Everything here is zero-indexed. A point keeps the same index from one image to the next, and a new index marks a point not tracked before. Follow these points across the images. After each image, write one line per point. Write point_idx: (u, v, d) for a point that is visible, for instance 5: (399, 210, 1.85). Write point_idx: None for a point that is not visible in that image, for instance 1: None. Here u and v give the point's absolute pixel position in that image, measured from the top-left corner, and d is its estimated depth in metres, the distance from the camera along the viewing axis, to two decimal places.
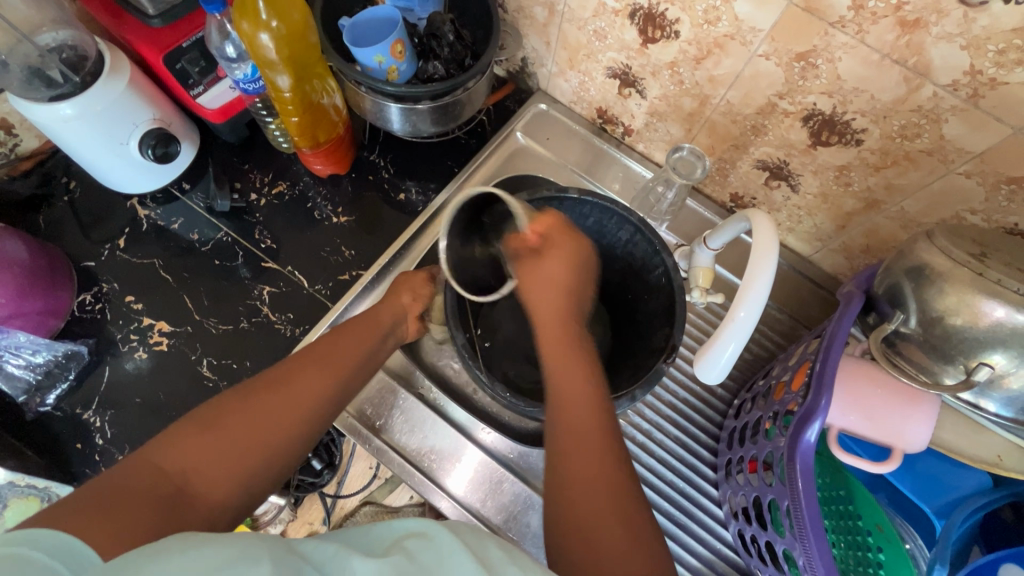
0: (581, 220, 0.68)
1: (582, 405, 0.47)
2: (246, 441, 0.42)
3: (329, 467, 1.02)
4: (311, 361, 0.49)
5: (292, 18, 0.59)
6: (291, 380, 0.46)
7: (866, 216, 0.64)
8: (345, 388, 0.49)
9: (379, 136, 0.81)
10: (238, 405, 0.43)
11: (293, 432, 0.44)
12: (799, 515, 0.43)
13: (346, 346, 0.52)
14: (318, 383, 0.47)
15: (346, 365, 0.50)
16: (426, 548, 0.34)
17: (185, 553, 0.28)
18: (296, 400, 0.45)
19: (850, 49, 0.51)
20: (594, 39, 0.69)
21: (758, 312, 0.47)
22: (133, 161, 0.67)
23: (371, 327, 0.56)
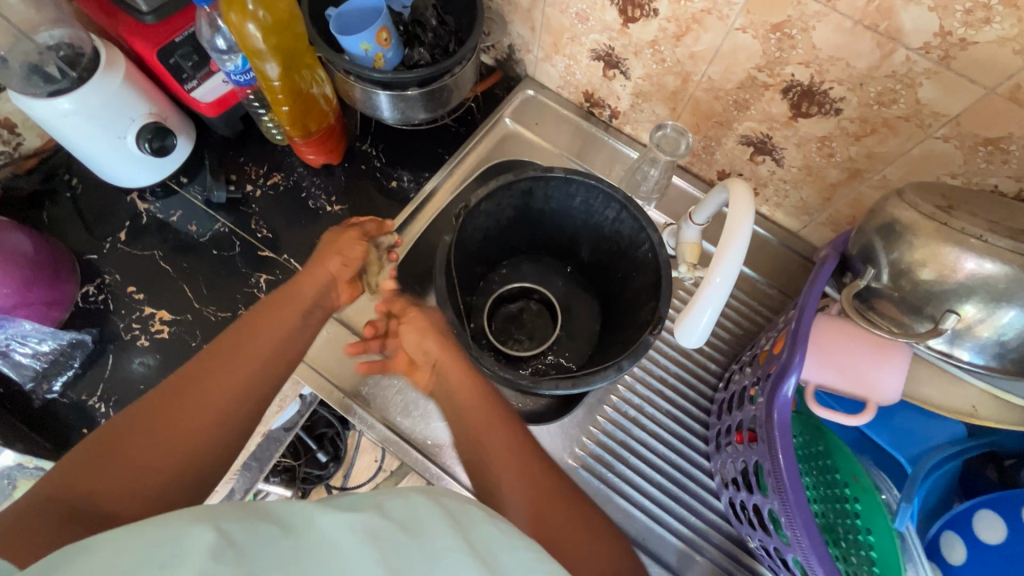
0: (568, 200, 0.69)
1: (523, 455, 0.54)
2: (179, 433, 0.45)
3: (334, 459, 1.07)
4: (227, 357, 0.51)
5: (279, 8, 0.60)
6: (208, 374, 0.49)
7: (850, 186, 0.64)
8: (262, 371, 0.52)
9: (371, 126, 0.82)
10: (157, 405, 0.46)
11: (208, 427, 0.46)
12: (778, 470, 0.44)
13: (263, 334, 0.55)
14: (234, 373, 0.50)
15: (263, 352, 0.53)
16: (402, 505, 0.34)
17: (117, 545, 0.28)
18: (214, 388, 0.48)
19: (822, 17, 0.51)
20: (577, 22, 0.70)
21: (734, 275, 0.48)
22: (130, 154, 0.69)
23: (289, 308, 0.59)
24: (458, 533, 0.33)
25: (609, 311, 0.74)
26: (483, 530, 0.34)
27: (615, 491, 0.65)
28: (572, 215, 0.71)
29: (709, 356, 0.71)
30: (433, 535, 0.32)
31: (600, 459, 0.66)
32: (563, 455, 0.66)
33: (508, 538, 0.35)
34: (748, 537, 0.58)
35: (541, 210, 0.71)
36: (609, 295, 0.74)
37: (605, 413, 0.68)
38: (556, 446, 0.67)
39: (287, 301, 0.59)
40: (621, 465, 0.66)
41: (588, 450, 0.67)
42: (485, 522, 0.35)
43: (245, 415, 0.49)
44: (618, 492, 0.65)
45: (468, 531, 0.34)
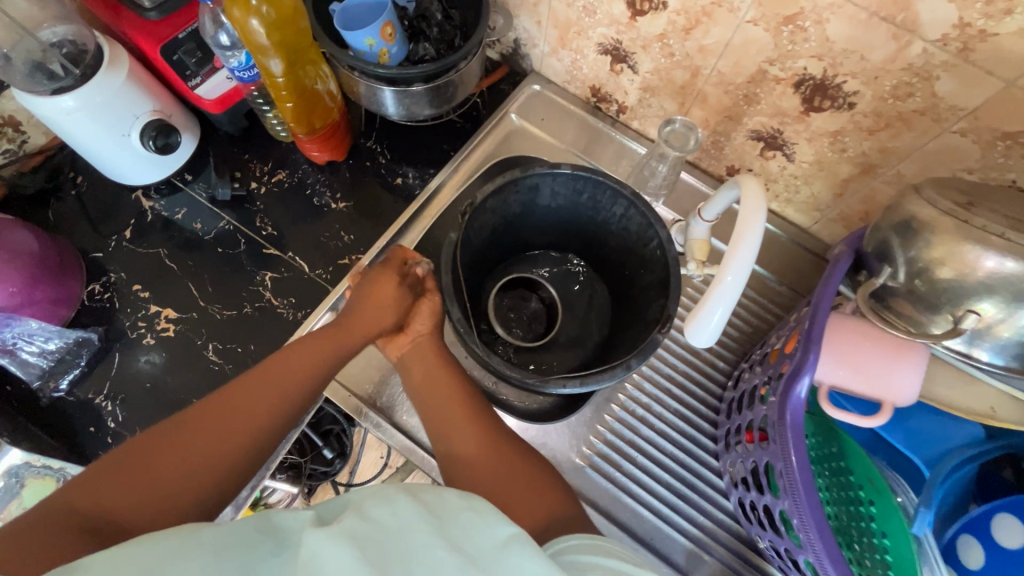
0: (576, 197, 0.68)
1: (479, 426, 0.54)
2: (202, 453, 0.45)
3: (340, 456, 1.07)
4: (261, 381, 0.50)
5: (282, 3, 0.60)
6: (241, 398, 0.49)
7: (862, 181, 0.63)
8: (294, 397, 0.51)
9: (376, 123, 0.82)
10: (186, 423, 0.46)
11: (227, 457, 0.45)
12: (791, 473, 0.43)
13: (304, 360, 0.54)
14: (267, 398, 0.50)
15: (299, 379, 0.52)
16: (380, 505, 0.34)
17: (119, 554, 0.30)
18: (242, 414, 0.48)
19: (836, 9, 0.50)
20: (584, 16, 0.69)
21: (746, 274, 0.47)
22: (134, 152, 0.69)
23: (339, 337, 0.57)
24: (436, 528, 0.33)
25: (617, 309, 0.73)
26: (463, 519, 0.34)
27: (623, 491, 0.64)
28: (579, 212, 0.70)
29: (718, 354, 0.70)
30: (409, 532, 0.32)
31: (607, 458, 0.66)
32: (570, 454, 0.66)
33: (488, 522, 0.34)
34: (758, 538, 0.57)
35: (548, 207, 0.70)
36: (618, 293, 0.73)
37: (612, 412, 0.68)
38: (562, 445, 0.66)
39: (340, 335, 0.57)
40: (628, 464, 0.65)
41: (595, 449, 0.66)
42: (466, 510, 0.35)
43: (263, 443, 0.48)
44: (626, 491, 0.64)
45: (447, 524, 0.33)
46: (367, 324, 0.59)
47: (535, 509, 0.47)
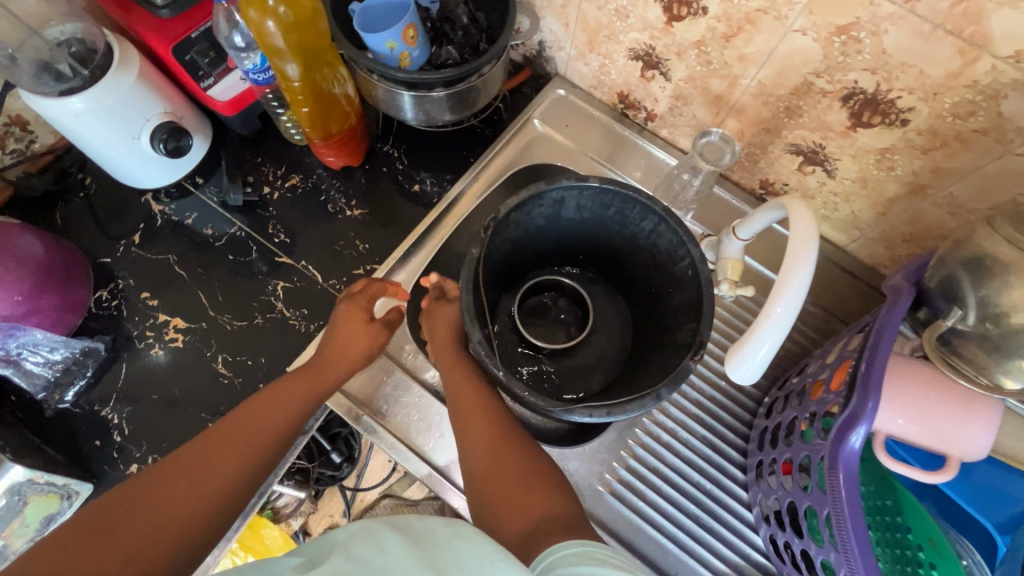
0: (603, 211, 0.65)
1: (496, 441, 0.54)
2: (173, 507, 0.44)
3: (348, 460, 1.05)
4: (240, 427, 0.52)
5: (301, 3, 0.57)
6: (210, 452, 0.49)
7: (909, 202, 0.59)
8: (271, 449, 0.52)
9: (393, 126, 0.79)
10: (165, 474, 0.46)
11: (213, 499, 0.46)
12: (843, 524, 0.40)
13: (270, 414, 0.54)
14: (234, 451, 0.50)
15: (268, 431, 0.53)
16: (365, 544, 0.35)
17: None
18: (214, 465, 0.48)
19: (897, 20, 0.47)
20: (615, 19, 0.66)
21: (796, 307, 0.44)
22: (144, 155, 0.66)
23: (307, 385, 0.58)
24: (424, 562, 0.34)
25: (642, 329, 0.70)
26: (451, 545, 0.35)
27: (645, 521, 0.61)
28: (606, 226, 0.67)
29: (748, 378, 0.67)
30: (396, 566, 0.34)
31: (630, 486, 0.63)
32: (591, 481, 0.63)
33: (475, 545, 0.35)
34: None
35: (572, 220, 0.67)
36: (641, 310, 0.70)
37: (636, 437, 0.65)
38: (583, 470, 0.63)
39: (307, 382, 0.58)
40: (652, 492, 0.62)
41: (617, 476, 0.63)
42: (453, 537, 0.36)
43: (248, 483, 0.49)
44: (649, 521, 0.61)
45: (433, 553, 0.35)
46: (336, 369, 0.60)
47: (530, 511, 0.47)
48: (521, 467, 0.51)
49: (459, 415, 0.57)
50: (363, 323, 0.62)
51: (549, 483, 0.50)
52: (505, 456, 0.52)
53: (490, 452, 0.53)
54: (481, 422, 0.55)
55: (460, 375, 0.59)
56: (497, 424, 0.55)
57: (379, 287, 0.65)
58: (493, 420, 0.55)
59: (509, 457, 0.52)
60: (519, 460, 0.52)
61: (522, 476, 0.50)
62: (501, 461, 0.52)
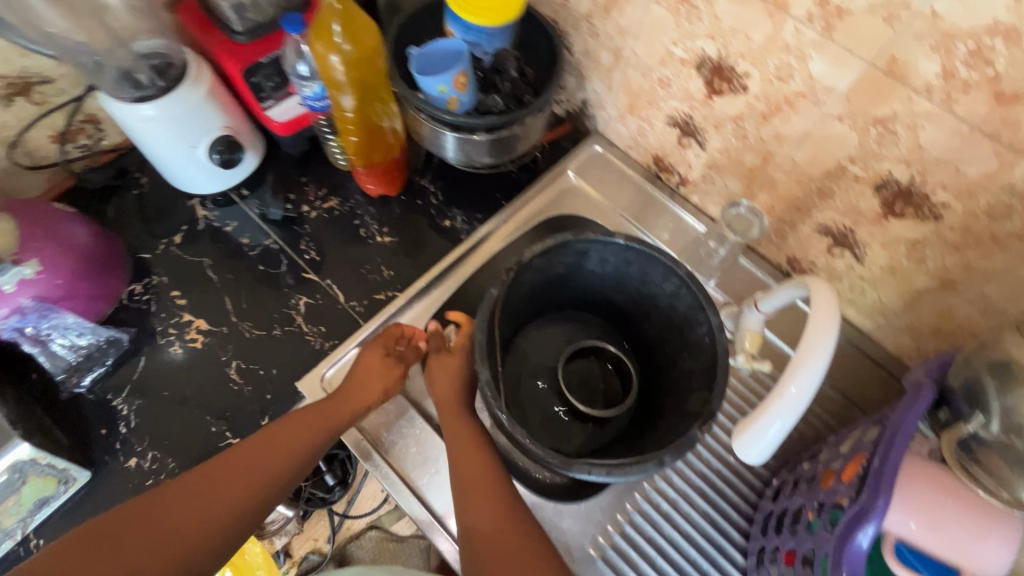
0: (625, 267, 0.66)
1: (488, 500, 0.53)
2: (180, 530, 0.47)
3: (341, 484, 1.05)
4: (255, 451, 0.54)
5: (364, 43, 0.62)
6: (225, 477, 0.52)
7: (939, 296, 0.59)
8: (281, 473, 0.54)
9: (433, 162, 0.82)
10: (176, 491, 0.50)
11: (212, 521, 0.49)
12: None
13: (288, 440, 0.56)
14: (247, 474, 0.53)
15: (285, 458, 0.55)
16: None
17: None
18: (225, 489, 0.51)
19: (934, 117, 0.47)
20: (657, 87, 0.68)
21: (810, 390, 0.44)
22: (200, 163, 0.71)
23: (325, 413, 0.58)
24: None
25: (653, 389, 0.69)
26: None
27: None
28: (626, 283, 0.68)
29: None
30: None
31: (623, 554, 0.60)
32: (582, 542, 0.61)
33: None
34: None
35: (594, 273, 0.68)
36: (654, 372, 0.69)
37: (634, 501, 0.63)
38: (576, 529, 0.61)
39: (327, 412, 0.59)
40: (644, 563, 0.60)
41: (610, 540, 0.61)
42: None
43: (254, 507, 0.52)
44: None
45: None
46: (355, 403, 0.60)
47: None
48: (513, 530, 0.52)
49: (458, 458, 0.56)
50: (374, 353, 0.63)
51: (540, 553, 0.50)
52: (498, 520, 0.52)
53: (488, 508, 0.53)
54: (477, 477, 0.55)
55: (460, 418, 0.59)
56: (492, 479, 0.55)
57: (394, 330, 0.65)
58: (490, 475, 0.55)
59: (503, 522, 0.52)
60: (509, 527, 0.52)
61: (510, 539, 0.51)
62: (491, 524, 0.52)
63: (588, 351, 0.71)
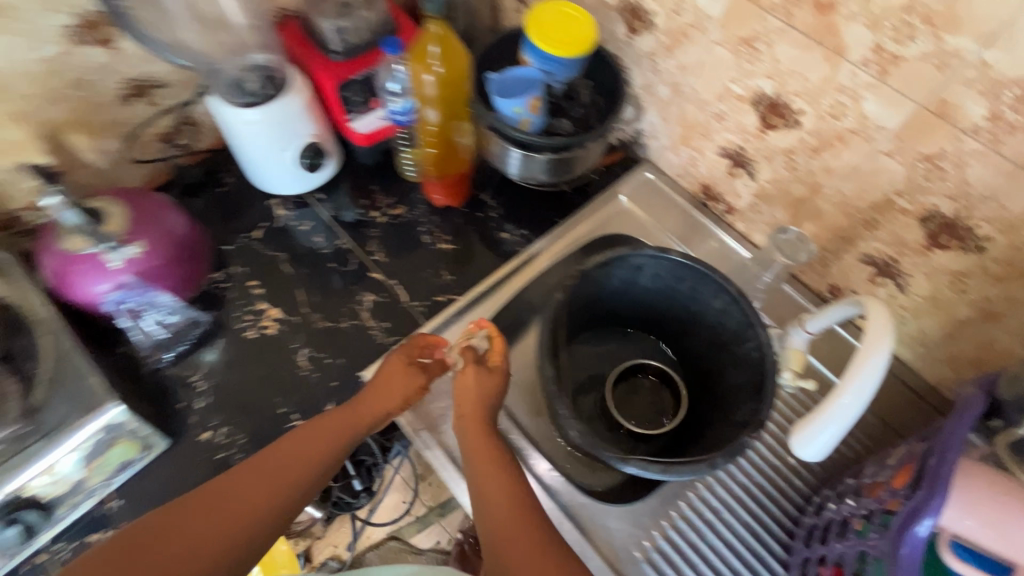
0: (676, 283, 0.70)
1: (509, 509, 0.56)
2: (204, 534, 0.49)
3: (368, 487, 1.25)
4: (281, 457, 0.58)
5: (455, 67, 0.71)
6: (248, 482, 0.55)
7: (981, 327, 0.62)
8: (306, 478, 0.58)
9: (494, 178, 0.88)
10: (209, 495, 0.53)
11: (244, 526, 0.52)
12: None
13: (312, 447, 0.60)
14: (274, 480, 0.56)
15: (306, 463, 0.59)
16: None
17: None
18: (257, 491, 0.54)
19: (981, 156, 0.52)
20: (712, 120, 0.74)
21: (864, 400, 0.47)
22: (287, 165, 0.78)
23: (347, 422, 0.63)
24: None
25: (699, 401, 0.72)
26: None
27: None
28: (676, 299, 0.72)
29: (801, 473, 0.67)
30: None
31: (667, 558, 0.62)
32: (627, 544, 0.63)
33: None
34: None
35: (646, 287, 0.72)
36: (701, 386, 0.73)
37: (678, 509, 0.64)
38: (622, 531, 0.63)
39: (346, 419, 0.63)
40: (688, 568, 0.61)
41: (654, 544, 0.63)
42: None
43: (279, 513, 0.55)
44: None
45: None
46: (374, 410, 0.64)
47: None
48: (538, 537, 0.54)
49: (481, 465, 0.60)
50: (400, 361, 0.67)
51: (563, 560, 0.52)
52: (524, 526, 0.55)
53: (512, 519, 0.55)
54: (499, 485, 0.58)
55: (479, 425, 0.62)
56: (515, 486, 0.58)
57: (420, 340, 0.69)
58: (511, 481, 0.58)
59: (526, 528, 0.55)
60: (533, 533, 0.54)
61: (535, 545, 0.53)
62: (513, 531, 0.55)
63: (633, 371, 0.75)
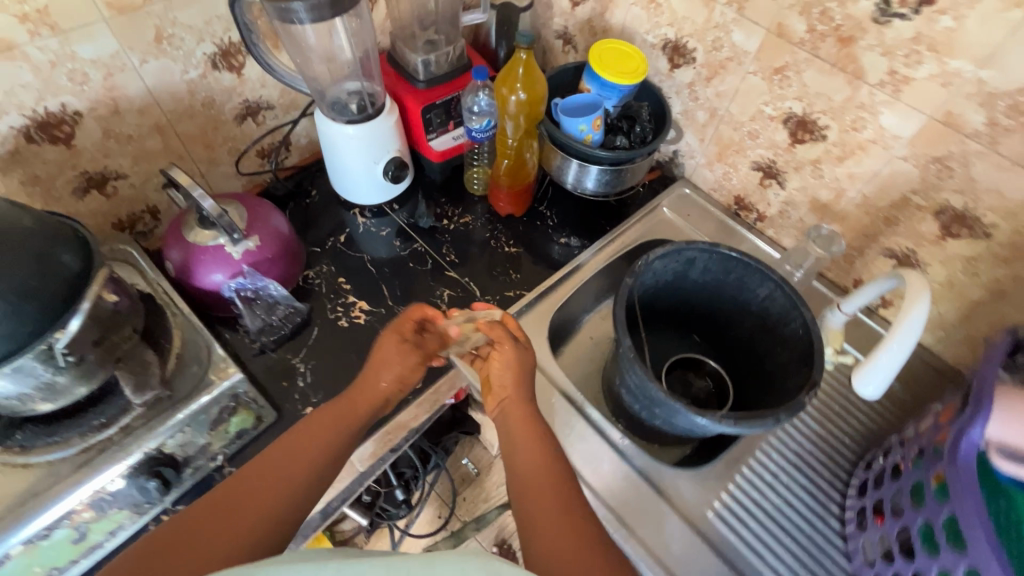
0: (724, 275, 0.79)
1: (541, 475, 0.58)
2: (232, 521, 0.51)
3: (406, 501, 1.29)
4: (294, 446, 0.59)
5: (535, 92, 0.83)
6: (257, 483, 0.55)
7: (993, 306, 0.72)
8: (324, 459, 0.59)
9: (549, 193, 0.99)
10: (231, 488, 0.54)
11: (267, 509, 0.53)
12: (972, 522, 0.46)
13: (322, 433, 0.61)
14: (292, 466, 0.57)
15: (312, 458, 0.59)
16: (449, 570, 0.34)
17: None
18: (277, 477, 0.56)
19: (983, 155, 0.64)
20: (746, 138, 0.86)
21: (911, 342, 0.58)
22: (374, 177, 0.88)
23: (348, 409, 0.65)
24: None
25: (749, 383, 0.82)
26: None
27: (750, 549, 0.66)
28: (723, 289, 0.81)
29: (846, 441, 0.74)
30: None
31: (736, 515, 0.68)
32: (700, 504, 0.69)
33: None
34: None
35: (696, 280, 0.82)
36: (749, 368, 0.82)
37: (741, 472, 0.71)
38: (693, 492, 0.70)
39: (349, 408, 0.65)
40: (756, 523, 0.68)
41: (724, 503, 0.69)
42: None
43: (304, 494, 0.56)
44: (754, 552, 0.66)
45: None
46: (373, 397, 0.67)
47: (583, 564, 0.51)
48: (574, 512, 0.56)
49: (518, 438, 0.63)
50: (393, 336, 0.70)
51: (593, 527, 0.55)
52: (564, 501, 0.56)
53: (552, 488, 0.57)
54: (530, 456, 0.60)
55: (520, 405, 0.66)
56: (544, 460, 0.60)
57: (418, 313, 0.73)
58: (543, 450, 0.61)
59: (556, 496, 0.57)
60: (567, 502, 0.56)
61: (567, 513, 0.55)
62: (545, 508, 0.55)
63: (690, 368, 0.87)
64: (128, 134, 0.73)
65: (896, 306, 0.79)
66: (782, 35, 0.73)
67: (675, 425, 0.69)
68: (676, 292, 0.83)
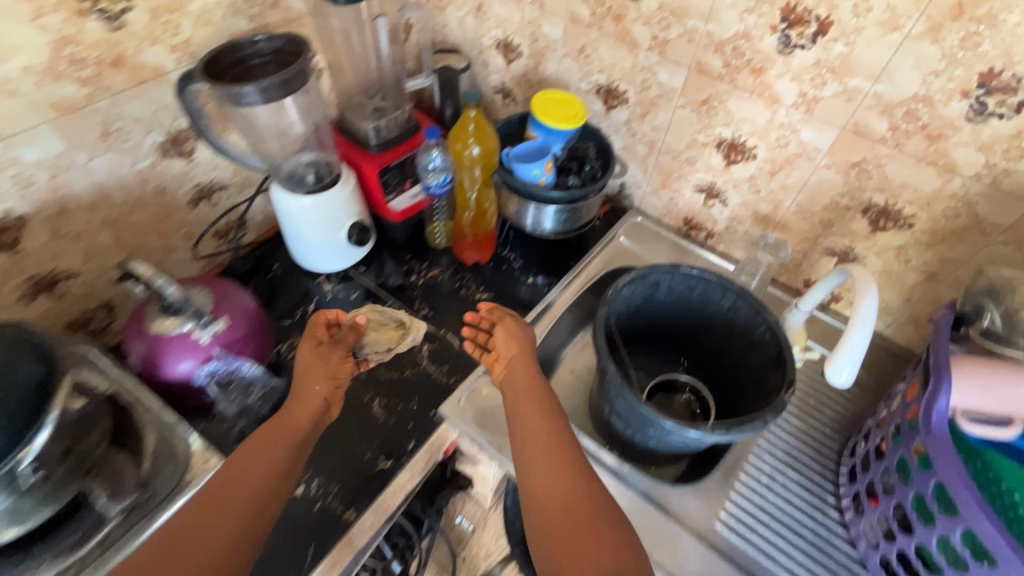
0: (689, 292, 0.84)
1: (541, 451, 0.57)
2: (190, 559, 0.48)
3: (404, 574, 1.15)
4: (237, 470, 0.56)
5: (487, 144, 0.92)
6: (201, 513, 0.52)
7: (927, 287, 0.79)
8: (279, 472, 0.57)
9: (510, 237, 1.02)
10: (178, 531, 0.51)
11: (226, 536, 0.50)
12: (960, 490, 0.50)
13: (265, 452, 0.58)
14: (243, 488, 0.54)
15: (262, 474, 0.56)
16: None
17: None
18: (231, 504, 0.53)
19: (892, 157, 0.72)
20: (685, 165, 0.93)
21: (867, 327, 0.66)
22: (336, 244, 0.88)
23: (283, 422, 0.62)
24: None
25: (730, 392, 0.85)
26: None
27: (762, 554, 0.67)
28: (689, 305, 0.85)
29: (827, 433, 0.78)
30: None
31: (743, 522, 0.69)
32: (707, 518, 0.70)
33: None
34: None
35: (664, 300, 0.86)
36: (727, 377, 0.85)
37: (739, 479, 0.73)
38: (698, 507, 0.71)
39: (284, 422, 0.62)
40: (762, 527, 0.69)
41: (729, 513, 0.70)
42: None
43: (263, 512, 0.54)
44: (767, 556, 0.67)
45: None
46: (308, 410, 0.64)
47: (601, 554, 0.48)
48: (585, 493, 0.53)
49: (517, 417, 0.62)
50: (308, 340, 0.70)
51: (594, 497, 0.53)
52: (579, 482, 0.54)
53: (555, 463, 0.56)
54: (529, 434, 0.59)
55: (525, 366, 0.67)
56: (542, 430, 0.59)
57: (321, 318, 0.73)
58: (549, 420, 0.60)
59: (558, 479, 0.55)
60: (567, 477, 0.55)
61: (567, 494, 0.53)
62: (550, 493, 0.54)
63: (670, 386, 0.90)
64: (78, 232, 0.71)
65: (847, 299, 0.85)
66: (703, 72, 0.81)
67: (669, 446, 0.71)
68: (647, 314, 0.87)
